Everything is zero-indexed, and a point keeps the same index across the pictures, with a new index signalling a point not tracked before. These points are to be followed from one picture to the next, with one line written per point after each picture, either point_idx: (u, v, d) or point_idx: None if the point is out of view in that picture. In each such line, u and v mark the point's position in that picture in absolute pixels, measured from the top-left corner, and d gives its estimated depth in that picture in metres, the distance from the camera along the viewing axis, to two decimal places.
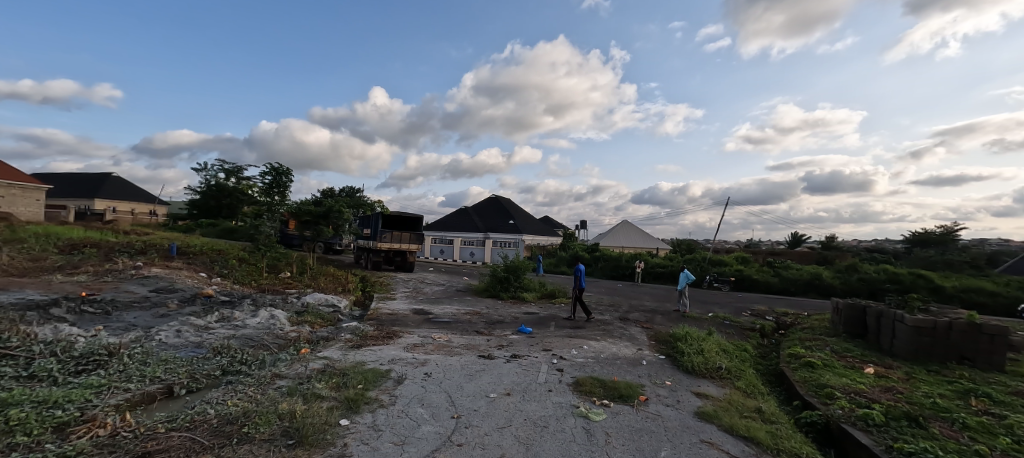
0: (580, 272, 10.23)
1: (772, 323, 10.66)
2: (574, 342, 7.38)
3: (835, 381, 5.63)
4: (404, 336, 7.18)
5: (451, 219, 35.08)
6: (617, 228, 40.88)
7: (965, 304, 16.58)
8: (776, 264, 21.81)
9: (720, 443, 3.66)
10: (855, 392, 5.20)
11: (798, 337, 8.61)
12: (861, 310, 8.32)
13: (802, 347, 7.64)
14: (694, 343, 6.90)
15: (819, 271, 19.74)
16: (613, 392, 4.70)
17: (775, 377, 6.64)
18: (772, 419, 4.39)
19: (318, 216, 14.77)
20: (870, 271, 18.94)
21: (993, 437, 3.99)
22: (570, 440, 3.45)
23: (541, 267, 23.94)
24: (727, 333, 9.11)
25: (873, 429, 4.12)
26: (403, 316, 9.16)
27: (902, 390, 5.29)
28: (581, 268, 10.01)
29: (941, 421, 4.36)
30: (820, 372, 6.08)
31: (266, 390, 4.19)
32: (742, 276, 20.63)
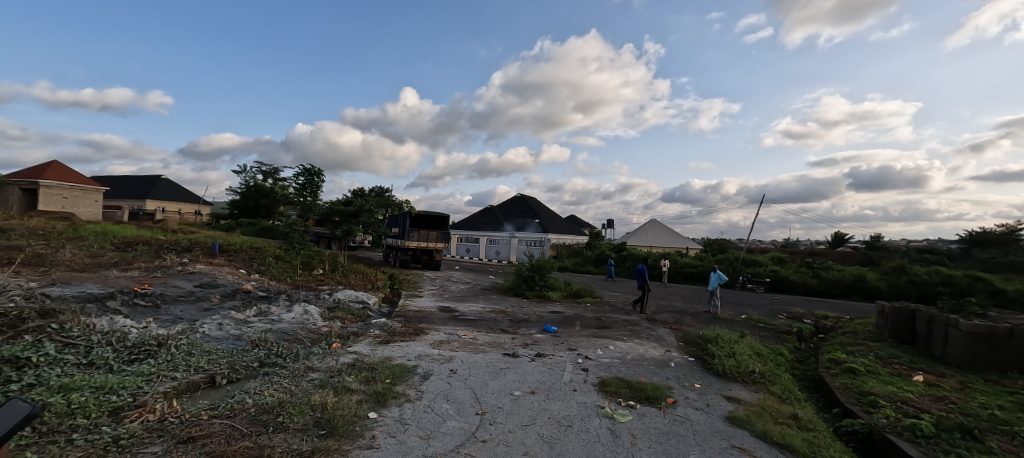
0: (641, 271, 10.37)
1: (810, 326, 10.19)
2: (600, 342, 7.28)
3: (880, 389, 5.31)
4: (431, 332, 7.29)
5: (477, 218, 35.28)
6: (646, 226, 40.12)
7: None
8: (816, 264, 20.86)
9: (752, 450, 3.52)
10: (902, 401, 4.89)
11: (838, 342, 8.19)
12: (909, 314, 7.82)
13: (843, 352, 7.27)
14: (725, 345, 6.68)
15: (862, 272, 18.76)
16: (639, 393, 4.60)
17: (813, 382, 6.34)
18: (808, 426, 4.19)
19: (348, 216, 15.21)
20: (920, 272, 17.82)
21: None
22: (595, 440, 3.41)
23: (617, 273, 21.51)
24: (760, 336, 8.78)
25: (921, 441, 3.86)
26: (429, 313, 9.29)
27: (955, 400, 4.93)
28: (643, 267, 9.96)
29: (999, 435, 4.04)
30: (863, 379, 5.76)
31: (299, 382, 4.33)
32: (777, 277, 19.83)
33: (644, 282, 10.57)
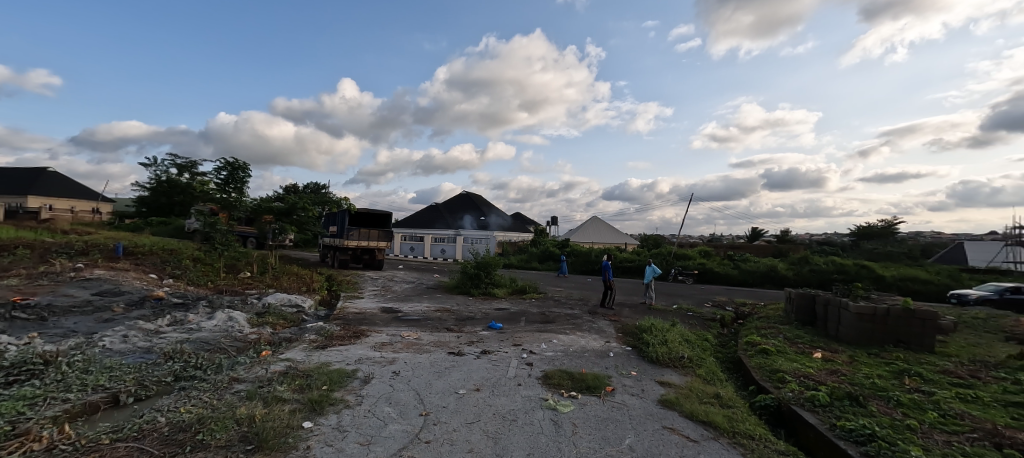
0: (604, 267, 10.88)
1: (732, 313, 11.20)
2: (545, 336, 7.51)
3: (786, 366, 5.99)
4: (372, 334, 7.12)
5: (421, 216, 34.59)
6: (587, 222, 41.62)
7: (903, 291, 17.81)
8: (736, 257, 22.87)
9: (681, 429, 3.85)
10: (804, 375, 5.57)
11: (754, 326, 9.10)
12: (810, 298, 8.88)
13: (758, 335, 8.07)
14: (658, 334, 7.18)
15: (774, 263, 20.85)
16: (581, 383, 4.84)
17: (733, 364, 7.01)
18: (729, 403, 4.65)
19: (280, 213, 14.25)
20: (819, 262, 20.17)
21: (922, 412, 4.37)
22: (539, 431, 3.55)
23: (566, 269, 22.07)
24: (690, 324, 9.51)
25: (819, 409, 4.44)
26: (370, 314, 9.04)
27: (845, 372, 5.69)
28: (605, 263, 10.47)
29: (879, 399, 4.74)
30: (773, 358, 6.47)
31: (223, 395, 4.08)
32: (704, 269, 21.46)
33: (607, 277, 11.07)
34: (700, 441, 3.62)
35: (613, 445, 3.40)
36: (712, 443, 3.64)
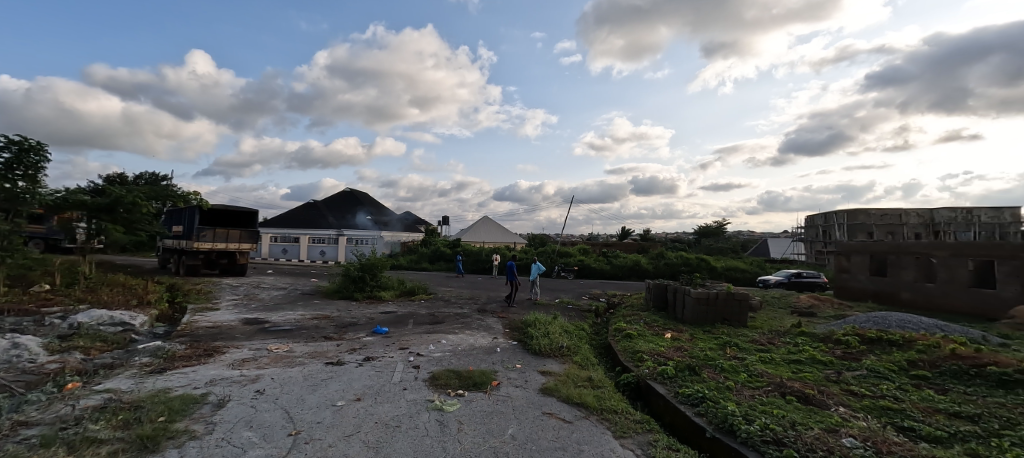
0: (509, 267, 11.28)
1: (604, 303, 12.56)
2: (433, 337, 7.58)
3: (645, 347, 7.01)
4: (230, 351, 6.42)
5: (298, 214, 31.45)
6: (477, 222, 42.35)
7: (730, 279, 21.85)
8: (608, 253, 25.53)
9: (558, 413, 4.30)
10: (657, 353, 6.59)
11: (621, 314, 10.37)
12: (664, 287, 10.44)
13: (624, 322, 9.24)
14: (541, 327, 7.78)
15: (638, 258, 23.77)
16: (468, 381, 5.06)
17: (604, 348, 7.93)
18: (599, 384, 5.32)
19: (99, 209, 11.87)
20: (672, 257, 23.59)
21: (737, 374, 5.54)
22: (424, 434, 3.67)
23: (462, 268, 22.22)
24: (569, 316, 10.43)
25: (667, 380, 5.34)
26: (228, 328, 8.08)
27: (687, 348, 6.88)
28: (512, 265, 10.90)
29: (709, 367, 5.86)
30: (635, 341, 7.51)
31: (4, 446, 3.32)
32: (583, 265, 23.52)
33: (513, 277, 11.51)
34: (574, 422, 4.09)
35: (496, 436, 3.68)
36: (583, 422, 4.16)
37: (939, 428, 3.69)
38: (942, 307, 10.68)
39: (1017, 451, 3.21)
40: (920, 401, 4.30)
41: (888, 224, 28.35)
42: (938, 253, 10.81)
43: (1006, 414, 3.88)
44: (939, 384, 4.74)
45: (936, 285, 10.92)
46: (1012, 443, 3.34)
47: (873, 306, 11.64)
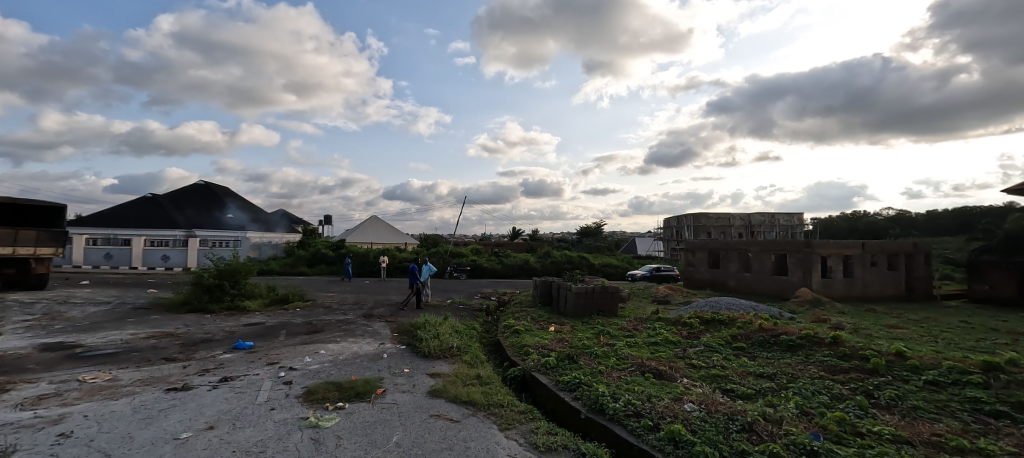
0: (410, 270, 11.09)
1: (495, 302, 12.98)
2: (309, 348, 7.06)
3: (530, 341, 7.48)
4: (21, 388, 5.15)
5: (132, 212, 26.22)
6: (364, 223, 40.15)
7: (606, 275, 24.25)
8: (500, 253, 26.35)
9: (446, 413, 4.40)
10: (541, 346, 7.09)
11: (510, 311, 10.85)
12: (549, 283, 11.19)
13: (513, 318, 9.70)
14: (430, 329, 7.78)
15: (527, 258, 24.99)
16: (349, 392, 4.86)
17: (494, 345, 8.25)
18: (487, 380, 5.55)
19: None
20: (557, 256, 25.29)
21: (609, 358, 6.25)
22: (296, 455, 3.46)
23: (350, 273, 20.84)
24: (460, 316, 10.57)
25: (549, 370, 5.79)
26: (22, 358, 6.47)
27: (568, 339, 7.51)
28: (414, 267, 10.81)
29: (586, 355, 6.50)
30: (523, 336, 7.96)
31: None
32: (475, 265, 23.88)
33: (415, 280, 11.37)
34: (461, 421, 4.23)
35: (379, 446, 3.63)
36: (471, 419, 4.32)
37: (751, 387, 4.66)
38: (755, 291, 13.36)
39: (796, 398, 4.25)
40: (738, 367, 5.38)
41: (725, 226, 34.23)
42: (753, 248, 13.51)
43: (793, 371, 5.06)
44: (750, 353, 5.99)
45: (750, 273, 13.68)
46: (794, 392, 4.40)
47: (710, 293, 14.02)
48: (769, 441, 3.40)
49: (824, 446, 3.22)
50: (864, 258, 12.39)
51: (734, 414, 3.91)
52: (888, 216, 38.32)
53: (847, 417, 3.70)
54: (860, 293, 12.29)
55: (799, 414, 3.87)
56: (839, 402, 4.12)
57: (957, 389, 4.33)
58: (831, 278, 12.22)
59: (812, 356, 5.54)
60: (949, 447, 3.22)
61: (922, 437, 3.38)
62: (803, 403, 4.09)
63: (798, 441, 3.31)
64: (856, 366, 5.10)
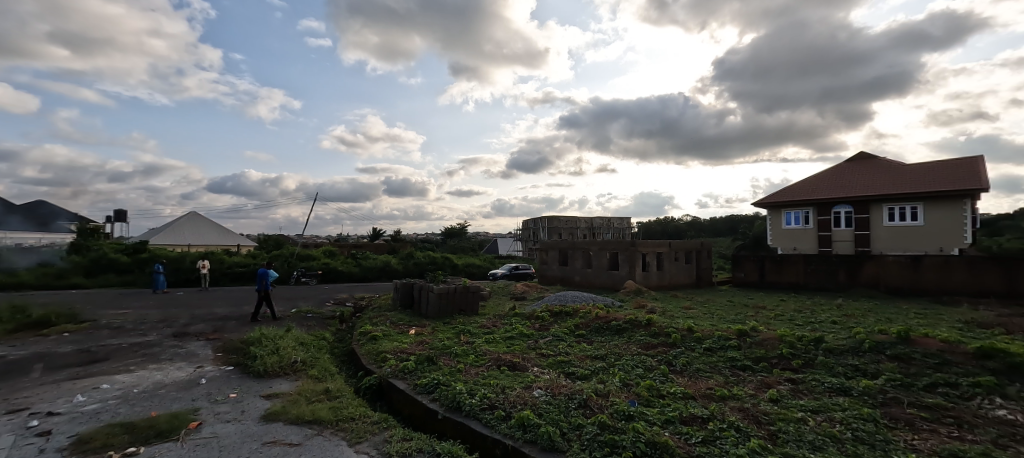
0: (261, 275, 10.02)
1: (350, 308, 12.20)
2: (87, 384, 5.62)
3: (388, 346, 7.27)
4: None
5: None
6: (183, 222, 33.45)
7: (469, 275, 24.87)
8: (357, 255, 24.77)
9: (283, 438, 4.02)
10: (400, 351, 6.96)
11: (368, 317, 10.34)
12: (410, 286, 11.00)
13: (370, 324, 9.27)
14: (268, 344, 6.96)
15: (388, 259, 24.05)
16: (147, 433, 4.05)
17: (347, 355, 7.78)
18: (336, 394, 5.24)
19: None
20: (420, 257, 24.93)
21: (467, 356, 6.48)
22: None
23: (164, 281, 17.21)
24: (307, 326, 9.64)
25: (407, 375, 5.74)
26: None
27: (428, 341, 7.53)
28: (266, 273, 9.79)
29: (446, 355, 6.61)
30: (380, 342, 7.69)
31: None
32: (329, 269, 21.94)
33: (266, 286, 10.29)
34: (302, 443, 3.92)
35: None
36: (314, 439, 4.04)
37: (587, 368, 5.38)
38: (593, 284, 15.31)
39: (619, 373, 5.08)
40: (578, 352, 6.16)
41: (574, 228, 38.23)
42: (593, 248, 15.48)
43: (618, 351, 6.00)
44: (588, 338, 6.92)
45: (591, 269, 15.59)
46: (618, 369, 5.24)
47: (559, 288, 15.59)
48: (598, 413, 4.00)
49: (637, 409, 3.96)
50: (670, 254, 15.33)
51: (573, 393, 4.50)
52: (690, 220, 47.81)
53: (654, 384, 4.57)
54: (667, 282, 15.14)
55: (621, 386, 4.64)
56: (650, 372, 5.05)
57: (723, 352, 5.78)
58: (648, 271, 14.72)
59: (633, 337, 6.67)
60: (717, 394, 4.36)
61: (701, 391, 4.46)
62: (624, 376, 4.91)
63: (619, 409, 3.98)
64: (662, 342, 6.34)
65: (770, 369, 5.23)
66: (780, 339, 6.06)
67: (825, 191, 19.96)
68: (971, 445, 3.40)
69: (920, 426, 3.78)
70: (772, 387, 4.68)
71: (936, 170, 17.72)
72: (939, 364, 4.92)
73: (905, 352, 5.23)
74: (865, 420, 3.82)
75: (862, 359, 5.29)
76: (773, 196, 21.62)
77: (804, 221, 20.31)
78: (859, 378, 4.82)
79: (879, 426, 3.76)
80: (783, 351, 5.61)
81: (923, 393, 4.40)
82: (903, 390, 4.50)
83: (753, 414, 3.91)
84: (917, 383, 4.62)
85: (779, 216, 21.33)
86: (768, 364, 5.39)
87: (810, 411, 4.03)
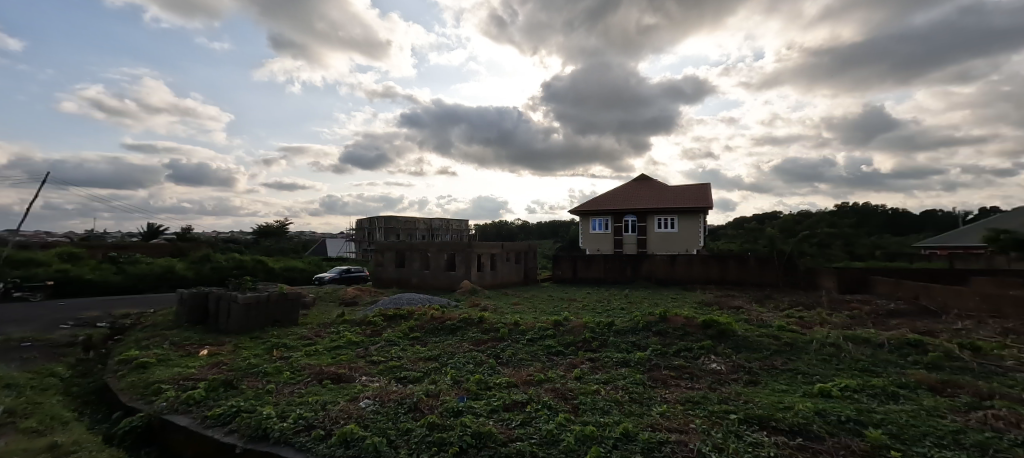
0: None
1: (103, 330, 9.13)
2: None
3: (165, 375, 5.58)
4: None
5: None
6: None
7: (287, 279, 21.68)
8: (120, 259, 18.96)
9: None
10: (184, 378, 5.40)
11: (134, 339, 7.88)
12: (204, 296, 8.83)
13: (137, 348, 7.05)
14: None
15: (171, 264, 19.14)
16: None
17: (96, 393, 5.70)
18: None
19: None
20: (220, 260, 20.60)
21: (281, 375, 5.41)
22: None
23: None
24: (20, 361, 6.75)
25: (192, 407, 4.42)
26: None
27: (226, 362, 6.06)
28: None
29: (252, 376, 5.37)
30: (152, 370, 5.85)
31: None
32: (68, 278, 16.13)
33: None
34: None
35: None
36: None
37: (419, 370, 5.08)
38: (431, 285, 15.02)
39: (451, 371, 4.96)
40: (413, 355, 5.79)
41: (410, 229, 37.29)
42: (432, 248, 15.21)
43: (450, 349, 5.88)
44: (422, 340, 6.59)
45: (428, 270, 15.28)
46: (451, 367, 5.10)
47: (394, 291, 14.84)
48: (428, 414, 3.71)
49: (465, 404, 3.84)
50: (503, 255, 16.20)
51: (402, 398, 4.11)
52: (518, 224, 51.89)
53: (482, 378, 4.61)
54: (500, 281, 15.94)
55: (452, 383, 4.52)
56: (479, 366, 5.16)
57: (541, 341, 6.30)
58: (483, 272, 15.21)
59: (465, 334, 6.72)
60: (534, 379, 4.68)
61: (522, 378, 4.72)
62: (455, 374, 4.81)
63: (449, 406, 3.78)
64: (492, 337, 6.52)
65: (575, 351, 5.93)
66: (585, 325, 6.91)
67: (622, 203, 23.93)
68: (698, 392, 4.44)
69: (669, 383, 4.77)
70: (577, 366, 5.30)
71: (687, 191, 23.55)
72: (682, 334, 6.44)
73: (664, 328, 6.63)
74: (638, 384, 4.62)
75: (635, 336, 6.49)
76: (582, 205, 24.72)
77: (606, 227, 23.90)
78: (636, 351, 5.83)
79: (646, 387, 4.58)
80: (586, 334, 6.45)
81: (671, 357, 5.65)
82: (661, 357, 5.66)
83: (561, 392, 4.30)
84: (669, 350, 5.92)
85: (588, 222, 24.41)
86: (575, 348, 6.09)
87: (602, 382, 4.68)
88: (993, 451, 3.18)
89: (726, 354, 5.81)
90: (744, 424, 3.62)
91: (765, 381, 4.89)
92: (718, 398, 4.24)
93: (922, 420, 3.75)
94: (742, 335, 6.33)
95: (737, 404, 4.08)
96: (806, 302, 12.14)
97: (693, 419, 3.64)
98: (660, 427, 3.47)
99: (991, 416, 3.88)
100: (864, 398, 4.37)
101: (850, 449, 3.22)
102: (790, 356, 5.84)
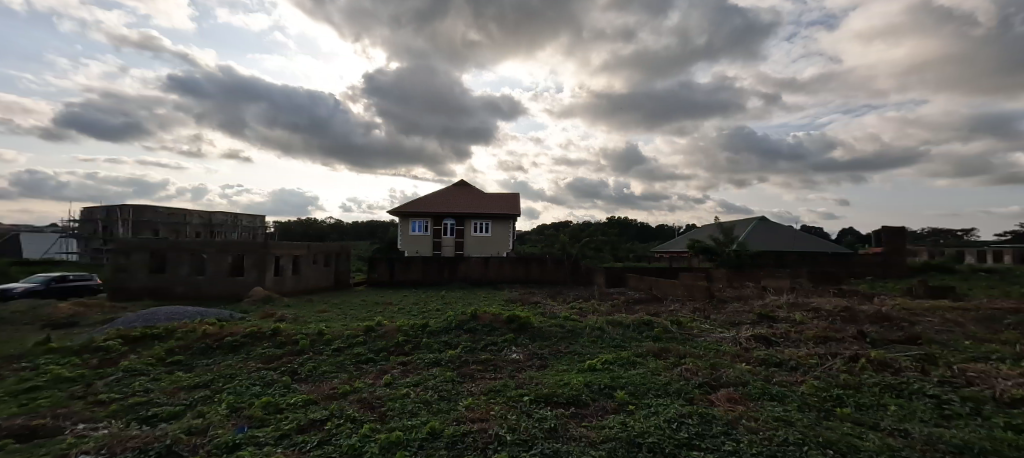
0: None
1: None
2: None
3: None
4: None
5: None
6: None
7: None
8: None
9: None
10: None
11: None
12: None
13: None
14: None
15: None
16: None
17: None
18: None
19: None
20: None
21: None
22: None
23: None
24: None
25: None
26: None
27: None
28: None
29: None
30: None
31: None
32: None
33: None
34: None
35: None
36: None
37: (178, 404, 4.31)
38: (206, 294, 12.56)
39: (227, 398, 4.40)
40: (169, 385, 4.92)
41: (175, 225, 29.84)
42: (209, 249, 12.65)
43: (225, 372, 5.24)
44: (187, 365, 5.67)
45: (203, 277, 12.73)
46: (226, 393, 4.54)
47: (148, 304, 11.81)
48: (188, 456, 3.21)
49: (246, 435, 3.47)
50: (309, 257, 14.71)
51: (148, 445, 3.39)
52: (325, 223, 47.34)
53: (270, 401, 4.23)
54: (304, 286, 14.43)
55: (228, 413, 4.00)
56: (267, 387, 4.73)
57: (353, 349, 6.10)
58: (281, 276, 13.52)
59: (251, 352, 6.04)
60: (339, 392, 4.53)
61: (325, 393, 4.50)
62: (234, 401, 4.28)
63: (222, 441, 3.35)
64: (289, 350, 6.03)
65: (388, 357, 5.91)
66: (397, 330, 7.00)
67: (441, 206, 24.56)
68: (499, 381, 5.01)
69: (477, 376, 5.26)
70: (388, 372, 5.32)
71: (499, 199, 25.89)
72: (489, 330, 7.14)
73: (473, 326, 7.21)
74: (448, 382, 4.92)
75: (448, 334, 6.93)
76: (401, 206, 24.35)
77: (425, 229, 24.15)
78: (447, 350, 6.17)
79: (455, 383, 4.91)
80: (399, 340, 6.48)
81: (479, 352, 6.19)
82: (470, 353, 6.14)
83: (368, 401, 4.27)
84: (477, 346, 6.46)
85: (408, 224, 24.22)
86: (386, 353, 6.08)
87: (413, 385, 4.83)
88: (686, 394, 4.65)
89: (524, 344, 6.69)
90: (534, 402, 4.28)
91: (552, 363, 5.86)
92: (516, 384, 4.90)
93: (647, 380, 5.07)
94: (537, 327, 7.38)
95: (529, 386, 4.80)
96: (583, 295, 14.80)
97: (493, 407, 4.11)
98: (465, 420, 3.81)
99: (686, 370, 5.66)
100: (617, 367, 5.68)
101: (605, 410, 4.18)
102: (570, 341, 7.06)
